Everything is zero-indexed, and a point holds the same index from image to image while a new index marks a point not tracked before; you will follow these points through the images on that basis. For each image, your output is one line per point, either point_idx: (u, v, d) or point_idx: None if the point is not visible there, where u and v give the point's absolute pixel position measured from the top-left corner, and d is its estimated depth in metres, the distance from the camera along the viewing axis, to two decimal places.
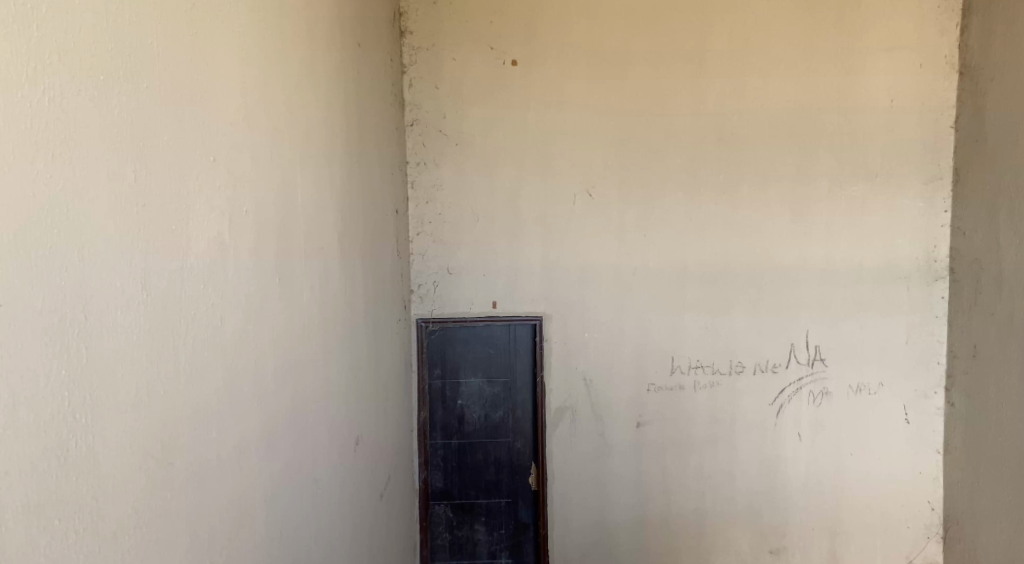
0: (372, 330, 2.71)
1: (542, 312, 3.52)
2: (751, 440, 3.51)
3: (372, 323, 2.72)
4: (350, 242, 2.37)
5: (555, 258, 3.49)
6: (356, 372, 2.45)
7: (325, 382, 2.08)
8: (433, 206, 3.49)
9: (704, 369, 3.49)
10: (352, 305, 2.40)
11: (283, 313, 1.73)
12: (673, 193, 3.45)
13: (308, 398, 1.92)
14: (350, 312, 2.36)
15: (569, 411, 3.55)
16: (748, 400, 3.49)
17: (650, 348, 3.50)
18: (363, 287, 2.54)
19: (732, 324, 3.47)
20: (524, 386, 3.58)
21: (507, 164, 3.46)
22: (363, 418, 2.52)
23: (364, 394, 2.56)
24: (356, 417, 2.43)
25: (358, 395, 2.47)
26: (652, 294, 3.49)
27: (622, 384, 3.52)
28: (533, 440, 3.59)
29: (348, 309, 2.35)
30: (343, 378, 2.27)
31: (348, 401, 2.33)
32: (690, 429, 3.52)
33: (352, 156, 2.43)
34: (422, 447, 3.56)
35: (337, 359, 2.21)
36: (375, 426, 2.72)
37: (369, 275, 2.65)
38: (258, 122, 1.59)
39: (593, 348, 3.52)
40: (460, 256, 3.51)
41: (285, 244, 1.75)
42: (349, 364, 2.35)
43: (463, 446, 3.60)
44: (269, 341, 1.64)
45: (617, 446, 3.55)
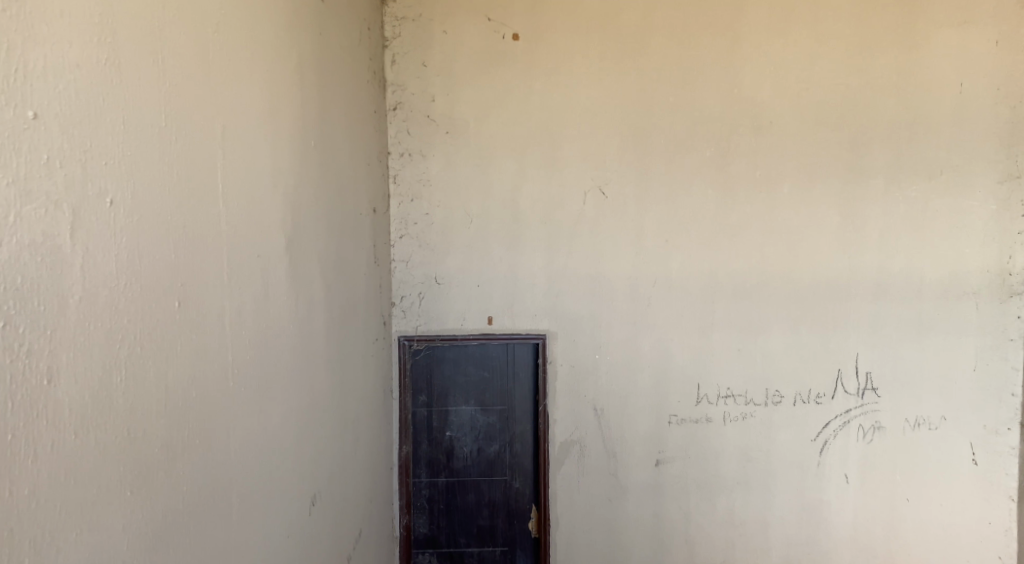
0: (339, 358, 2.19)
1: (546, 330, 3.01)
2: (789, 481, 3.01)
3: (341, 348, 2.22)
4: (306, 246, 1.87)
5: (561, 267, 2.98)
6: (316, 412, 1.94)
7: (264, 435, 1.57)
8: (418, 204, 2.98)
9: (735, 399, 3.00)
10: (309, 329, 1.89)
11: (185, 352, 1.22)
12: (701, 191, 2.94)
13: (234, 458, 1.41)
14: (305, 338, 1.85)
15: (575, 445, 3.04)
16: (787, 436, 2.99)
17: (672, 374, 3.00)
18: (324, 305, 2.02)
19: (768, 346, 2.97)
20: (523, 415, 3.07)
21: (506, 157, 2.95)
22: (324, 470, 2.01)
23: (327, 437, 2.05)
24: (314, 470, 1.92)
25: (319, 442, 1.97)
26: (674, 310, 2.99)
27: (639, 414, 3.02)
28: (534, 478, 3.09)
29: (304, 334, 1.84)
30: (295, 422, 1.76)
31: (302, 451, 1.82)
32: (719, 468, 3.03)
33: (312, 138, 1.92)
34: (404, 487, 3.04)
35: (286, 398, 1.71)
36: (341, 475, 2.20)
37: (335, 288, 2.14)
38: (135, 72, 1.09)
39: (605, 373, 3.01)
40: (450, 264, 2.99)
41: (192, 253, 1.25)
42: (304, 404, 1.84)
43: (452, 485, 3.09)
44: (159, 391, 1.14)
45: (632, 487, 3.05)
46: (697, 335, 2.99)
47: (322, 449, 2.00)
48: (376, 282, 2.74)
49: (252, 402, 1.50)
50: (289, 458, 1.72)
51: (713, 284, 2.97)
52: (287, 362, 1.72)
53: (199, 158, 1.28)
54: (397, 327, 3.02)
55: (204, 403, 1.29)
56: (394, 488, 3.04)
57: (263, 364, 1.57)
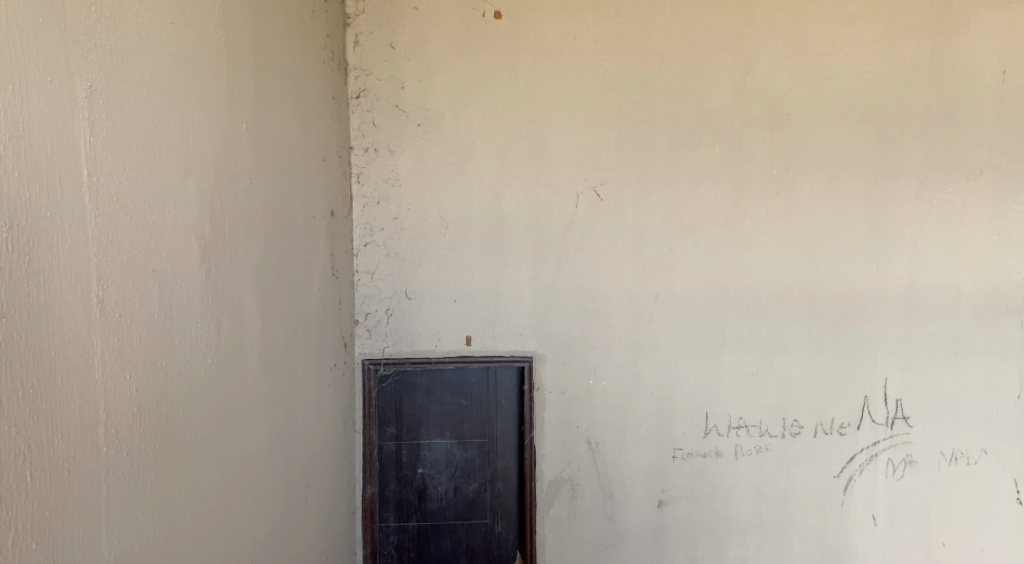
0: (285, 394, 1.80)
1: (533, 351, 2.65)
2: (809, 524, 2.65)
3: (290, 381, 1.83)
4: (239, 256, 1.48)
5: (550, 279, 2.62)
6: (253, 465, 1.55)
7: (173, 508, 1.20)
8: (385, 208, 2.58)
9: (748, 431, 2.65)
10: (243, 363, 1.51)
11: None
12: (710, 193, 2.58)
13: (105, 552, 1.03)
14: (236, 375, 1.47)
15: (566, 484, 2.67)
16: (806, 473, 2.64)
17: (676, 401, 2.64)
18: (264, 331, 1.63)
19: (785, 369, 2.63)
20: (506, 450, 2.71)
21: (488, 153, 2.57)
22: (264, 537, 1.62)
23: (269, 495, 1.66)
24: (250, 539, 1.53)
25: (258, 503, 1.58)
26: (679, 329, 2.63)
27: (639, 448, 2.66)
28: (519, 521, 2.72)
29: (233, 369, 1.45)
30: (221, 483, 1.38)
31: (231, 519, 1.43)
32: (729, 510, 2.67)
33: (246, 118, 1.53)
34: (368, 534, 2.66)
35: (207, 455, 1.32)
36: (288, 537, 1.81)
37: (281, 307, 1.76)
38: None
39: (600, 400, 2.65)
40: (422, 276, 2.61)
41: (4, 264, 0.87)
42: (235, 456, 1.45)
43: (424, 530, 2.71)
44: None
45: (631, 531, 2.67)
46: (705, 358, 2.63)
47: (262, 511, 1.60)
48: (336, 298, 2.35)
49: (144, 469, 1.11)
50: (210, 533, 1.33)
51: (723, 299, 2.62)
52: (208, 409, 1.33)
53: (26, 129, 0.90)
54: (362, 348, 2.64)
55: (38, 482, 0.92)
56: (356, 536, 2.65)
57: (171, 412, 1.18)
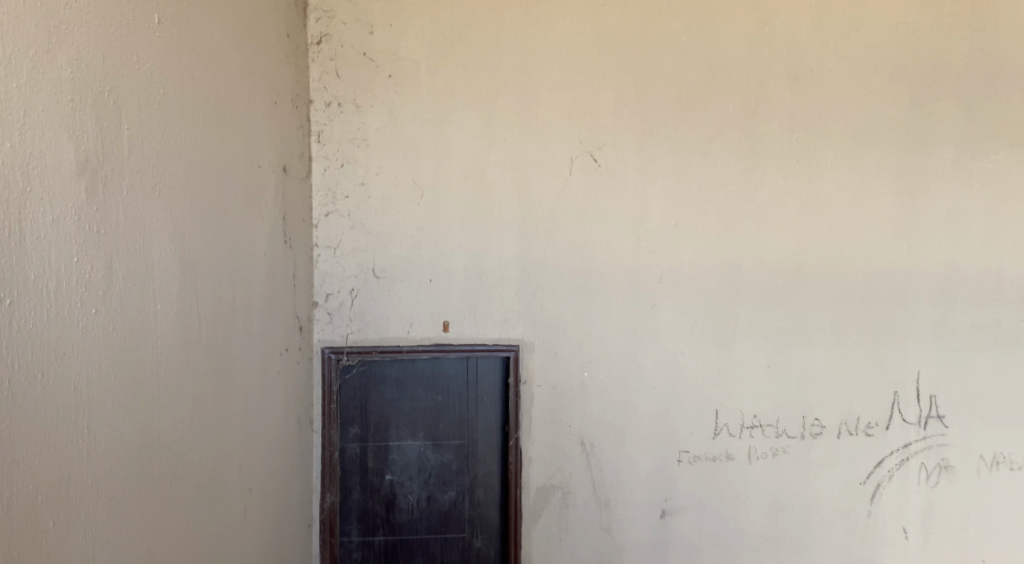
0: (220, 376, 1.46)
1: (520, 339, 2.33)
2: (833, 538, 2.33)
3: (226, 360, 1.49)
4: (148, 185, 1.14)
5: (540, 257, 2.31)
6: (166, 458, 1.22)
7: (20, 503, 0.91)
8: (351, 172, 2.24)
9: (763, 431, 2.34)
10: (156, 327, 1.17)
11: None
12: (722, 160, 2.28)
13: None
14: (142, 340, 1.14)
15: (556, 492, 2.34)
16: (829, 479, 2.33)
17: (681, 397, 2.34)
18: (188, 291, 1.30)
19: (805, 361, 2.32)
20: (487, 453, 2.39)
21: (470, 110, 2.25)
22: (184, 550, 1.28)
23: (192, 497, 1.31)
24: (157, 552, 1.19)
25: (173, 508, 1.24)
26: (684, 315, 2.33)
27: (640, 450, 2.34)
28: (501, 535, 2.40)
29: (138, 331, 1.12)
30: (110, 476, 1.06)
31: (123, 523, 1.09)
32: (742, 522, 2.35)
33: (158, 8, 1.18)
34: (327, 551, 2.31)
35: (82, 434, 1.00)
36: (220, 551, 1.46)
37: (217, 269, 1.43)
38: None
39: (596, 396, 2.34)
40: (393, 252, 2.27)
41: None
42: (135, 444, 1.12)
43: (393, 546, 2.37)
44: None
45: (630, 546, 2.35)
46: (714, 348, 2.33)
47: (178, 518, 1.26)
48: (291, 273, 2.00)
49: None
50: (81, 538, 1.01)
51: (734, 281, 2.31)
52: (86, 377, 1.01)
53: None
54: (322, 335, 2.28)
55: None
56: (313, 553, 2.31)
57: None
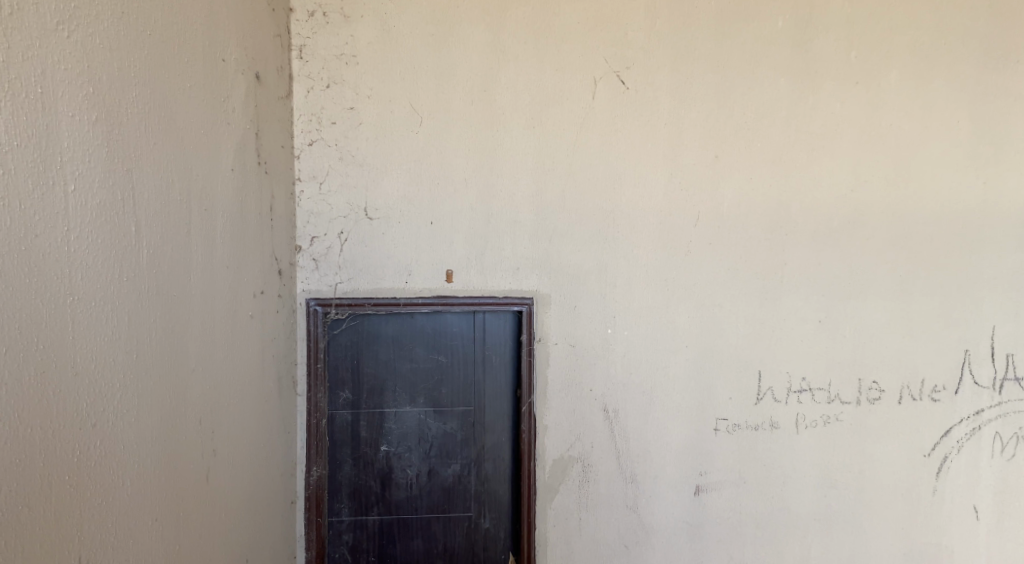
0: (173, 303, 1.17)
1: (535, 291, 2.03)
2: (892, 518, 2.05)
3: (180, 285, 1.20)
4: (46, 18, 0.89)
5: (558, 196, 2.00)
6: (70, 382, 0.93)
7: None
8: (338, 94, 1.93)
9: (812, 396, 2.05)
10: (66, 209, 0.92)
11: None
12: (770, 82, 1.97)
13: None
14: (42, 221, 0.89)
15: (575, 465, 2.04)
16: (888, 450, 2.04)
17: (719, 357, 2.04)
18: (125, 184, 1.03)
19: (863, 316, 2.02)
20: (496, 421, 2.10)
21: (478, 23, 1.95)
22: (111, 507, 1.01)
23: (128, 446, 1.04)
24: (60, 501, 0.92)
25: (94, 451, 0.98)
26: (725, 263, 2.02)
27: (671, 418, 2.05)
28: (512, 515, 2.11)
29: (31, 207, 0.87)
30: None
31: None
32: (788, 499, 2.06)
33: None
34: (314, 533, 2.01)
35: None
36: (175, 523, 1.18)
37: (168, 167, 1.14)
38: None
39: (621, 356, 2.04)
40: (388, 189, 1.97)
41: None
42: (7, 344, 0.85)
43: (389, 527, 2.08)
44: None
45: (659, 528, 2.06)
46: (758, 300, 2.03)
47: (91, 464, 0.97)
48: (269, 204, 1.69)
49: None
50: None
51: (782, 223, 2.01)
52: None
53: None
54: (306, 286, 1.97)
55: None
56: (297, 535, 2.01)
57: None
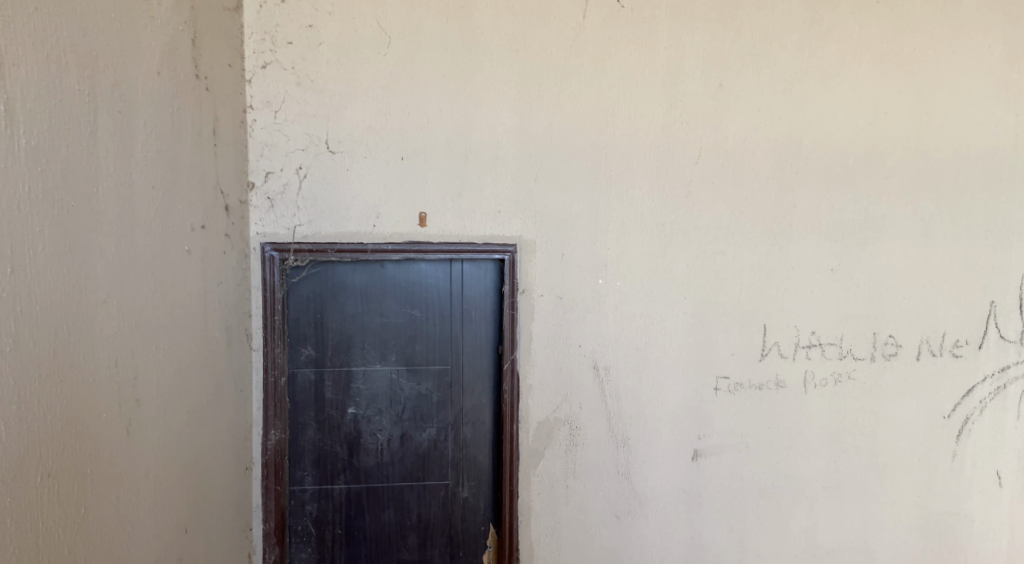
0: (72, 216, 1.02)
1: (518, 237, 1.83)
2: (908, 485, 1.88)
3: (84, 196, 1.03)
4: None
5: (544, 129, 1.79)
6: None
7: None
8: (295, 10, 1.71)
9: (823, 353, 1.86)
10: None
11: None
12: (781, 1, 1.78)
13: None
14: None
15: (562, 429, 1.86)
16: (905, 411, 1.87)
17: (720, 310, 1.85)
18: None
19: (880, 263, 1.83)
20: (476, 381, 1.91)
21: None
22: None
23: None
24: None
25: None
26: (729, 205, 1.83)
27: (668, 377, 1.86)
28: (493, 484, 1.92)
29: None
30: None
31: None
32: (795, 465, 1.88)
33: None
34: (273, 503, 1.82)
35: None
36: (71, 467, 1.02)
37: (48, 44, 0.98)
38: None
39: (613, 308, 1.85)
40: (353, 119, 1.75)
41: None
42: None
43: (358, 496, 1.89)
44: None
45: (654, 497, 1.88)
46: (765, 247, 1.84)
47: None
48: (212, 125, 1.48)
49: None
50: None
51: (793, 161, 1.81)
52: None
53: None
54: (260, 227, 1.76)
55: None
56: (254, 505, 1.81)
57: None
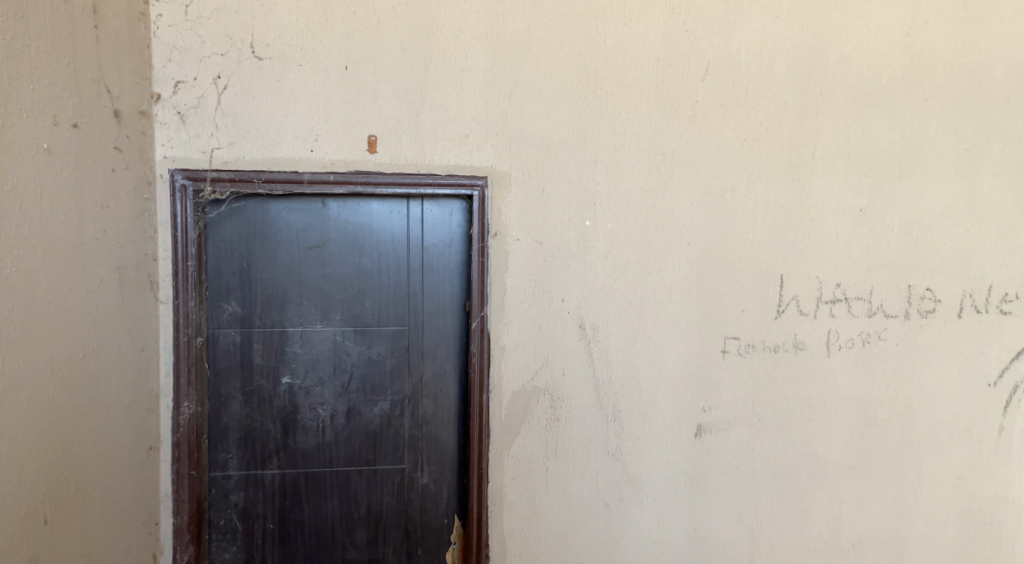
0: None
1: (490, 167, 1.51)
2: (946, 465, 1.60)
3: None
4: None
5: (521, 36, 1.48)
6: None
7: None
8: None
9: (850, 310, 1.58)
10: None
11: None
12: None
13: None
14: None
15: (541, 401, 1.54)
16: (945, 378, 1.59)
17: (729, 259, 1.55)
18: None
19: (916, 202, 1.56)
20: (438, 345, 1.58)
21: None
22: None
23: None
24: None
25: None
26: (740, 131, 1.53)
27: (668, 338, 1.56)
28: (459, 468, 1.60)
29: None
30: None
31: None
32: (817, 442, 1.59)
33: None
34: (186, 493, 1.48)
35: None
36: None
37: None
38: None
39: (603, 256, 1.54)
40: (285, 19, 1.43)
41: None
42: None
43: (294, 483, 1.56)
44: None
45: (651, 480, 1.57)
46: (783, 182, 1.55)
47: None
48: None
49: None
50: None
51: (816, 78, 1.53)
52: None
53: None
54: (168, 149, 1.42)
55: None
56: (163, 495, 1.47)
57: None
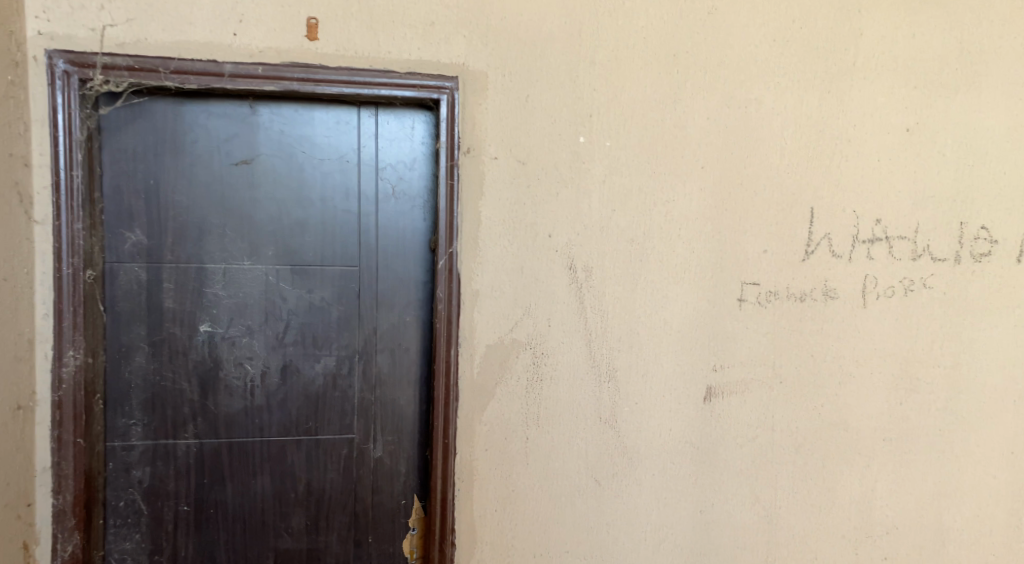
0: None
1: (462, 66, 1.21)
2: (996, 437, 1.36)
3: None
4: None
5: None
6: None
7: None
8: None
9: (892, 253, 1.31)
10: None
11: None
12: None
13: None
14: None
15: (521, 357, 1.26)
16: (998, 335, 1.35)
17: (751, 187, 1.28)
18: None
19: (971, 124, 1.30)
20: (396, 289, 1.28)
21: None
22: None
23: None
24: None
25: None
26: (768, 30, 1.26)
27: (675, 282, 1.29)
28: (421, 440, 1.31)
29: None
30: None
31: None
32: (849, 409, 1.34)
33: None
34: (71, 466, 1.17)
35: None
36: None
37: None
38: None
39: (600, 180, 1.25)
40: None
41: None
42: None
43: (214, 457, 1.26)
44: None
45: (652, 453, 1.31)
46: (817, 94, 1.28)
47: None
48: None
49: None
50: None
51: None
52: None
53: None
54: (42, 23, 1.12)
55: None
56: (41, 468, 1.17)
57: None
